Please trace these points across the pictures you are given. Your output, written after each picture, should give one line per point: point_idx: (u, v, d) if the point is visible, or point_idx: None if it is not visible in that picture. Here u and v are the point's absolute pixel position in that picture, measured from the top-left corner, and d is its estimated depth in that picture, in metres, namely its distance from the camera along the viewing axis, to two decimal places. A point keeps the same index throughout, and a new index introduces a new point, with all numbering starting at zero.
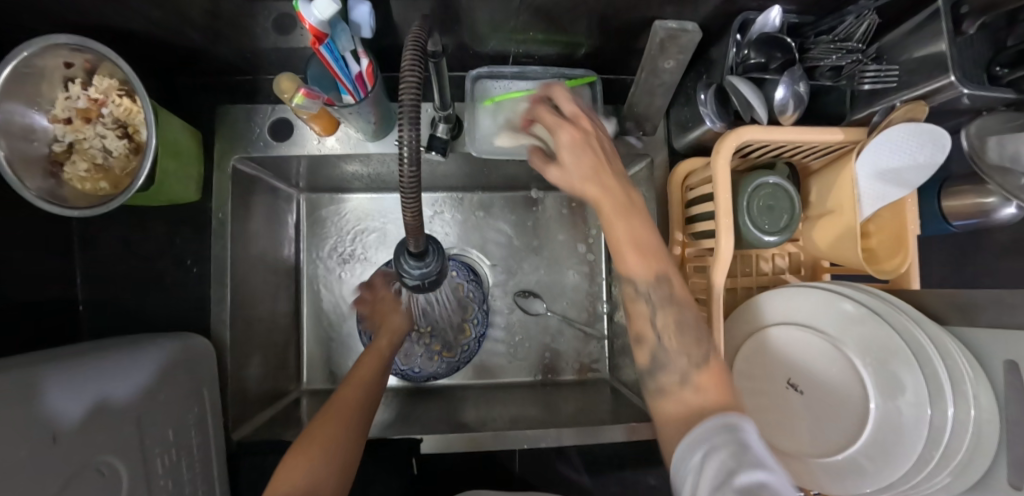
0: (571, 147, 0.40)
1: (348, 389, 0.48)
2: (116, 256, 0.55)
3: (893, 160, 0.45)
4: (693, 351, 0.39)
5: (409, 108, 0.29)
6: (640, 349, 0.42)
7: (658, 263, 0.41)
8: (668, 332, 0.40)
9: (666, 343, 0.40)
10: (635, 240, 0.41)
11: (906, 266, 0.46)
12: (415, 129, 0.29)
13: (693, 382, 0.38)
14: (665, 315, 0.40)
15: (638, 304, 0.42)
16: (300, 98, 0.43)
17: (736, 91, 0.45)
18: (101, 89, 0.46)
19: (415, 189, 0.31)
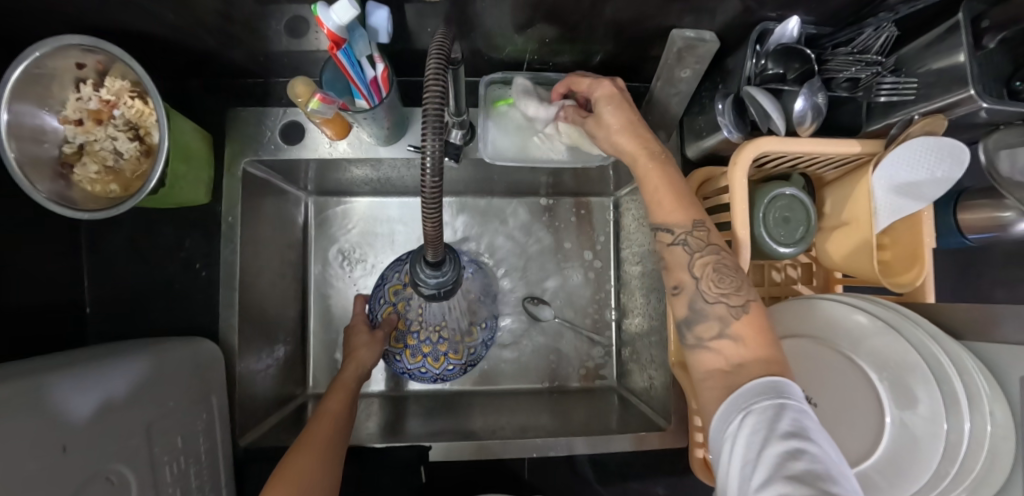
0: (607, 98, 0.46)
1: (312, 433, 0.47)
2: (123, 259, 0.54)
3: (910, 175, 0.45)
4: (732, 296, 0.40)
5: (432, 117, 0.29)
6: (678, 299, 0.43)
7: (691, 210, 0.43)
8: (707, 275, 0.41)
9: (705, 290, 0.41)
10: (671, 190, 0.44)
11: (922, 280, 0.46)
12: (438, 138, 0.29)
13: (732, 331, 0.39)
14: (703, 257, 0.42)
15: (674, 250, 0.43)
16: (316, 102, 0.42)
17: (755, 102, 0.45)
18: (113, 91, 0.46)
19: (436, 198, 0.30)
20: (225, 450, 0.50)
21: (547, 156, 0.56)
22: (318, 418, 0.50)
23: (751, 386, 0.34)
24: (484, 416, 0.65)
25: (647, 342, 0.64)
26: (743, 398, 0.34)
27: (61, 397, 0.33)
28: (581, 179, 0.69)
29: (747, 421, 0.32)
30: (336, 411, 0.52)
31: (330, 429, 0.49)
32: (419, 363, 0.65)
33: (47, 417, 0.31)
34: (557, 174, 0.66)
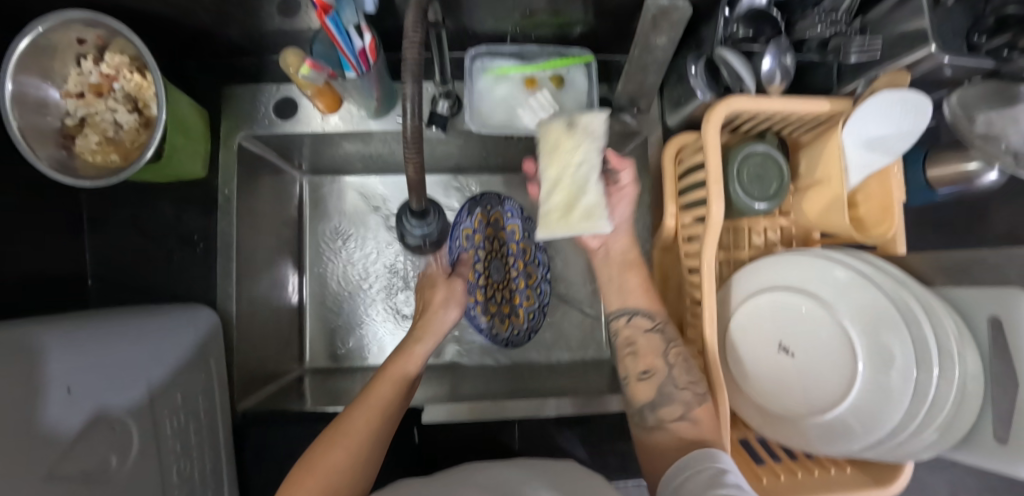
0: (615, 197, 0.54)
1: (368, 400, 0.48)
2: (125, 233, 0.56)
3: (878, 129, 0.46)
4: (697, 384, 0.46)
5: (412, 67, 0.30)
6: (645, 382, 0.48)
7: (655, 300, 0.53)
8: (678, 365, 0.47)
9: (675, 377, 0.46)
10: (643, 289, 0.54)
11: (892, 232, 0.48)
12: (418, 88, 0.31)
13: (694, 414, 0.44)
14: (677, 355, 0.48)
15: (651, 336, 0.50)
16: (306, 68, 0.45)
17: (727, 64, 0.47)
18: (112, 65, 0.48)
19: (418, 140, 0.32)
20: (224, 413, 0.52)
21: (533, 127, 0.58)
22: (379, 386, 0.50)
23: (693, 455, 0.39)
24: (476, 384, 0.66)
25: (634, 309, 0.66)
26: (682, 474, 0.37)
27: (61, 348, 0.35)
28: None
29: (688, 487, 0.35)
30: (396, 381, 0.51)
31: (367, 418, 0.46)
32: (490, 323, 0.72)
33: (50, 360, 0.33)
34: (543, 147, 0.69)
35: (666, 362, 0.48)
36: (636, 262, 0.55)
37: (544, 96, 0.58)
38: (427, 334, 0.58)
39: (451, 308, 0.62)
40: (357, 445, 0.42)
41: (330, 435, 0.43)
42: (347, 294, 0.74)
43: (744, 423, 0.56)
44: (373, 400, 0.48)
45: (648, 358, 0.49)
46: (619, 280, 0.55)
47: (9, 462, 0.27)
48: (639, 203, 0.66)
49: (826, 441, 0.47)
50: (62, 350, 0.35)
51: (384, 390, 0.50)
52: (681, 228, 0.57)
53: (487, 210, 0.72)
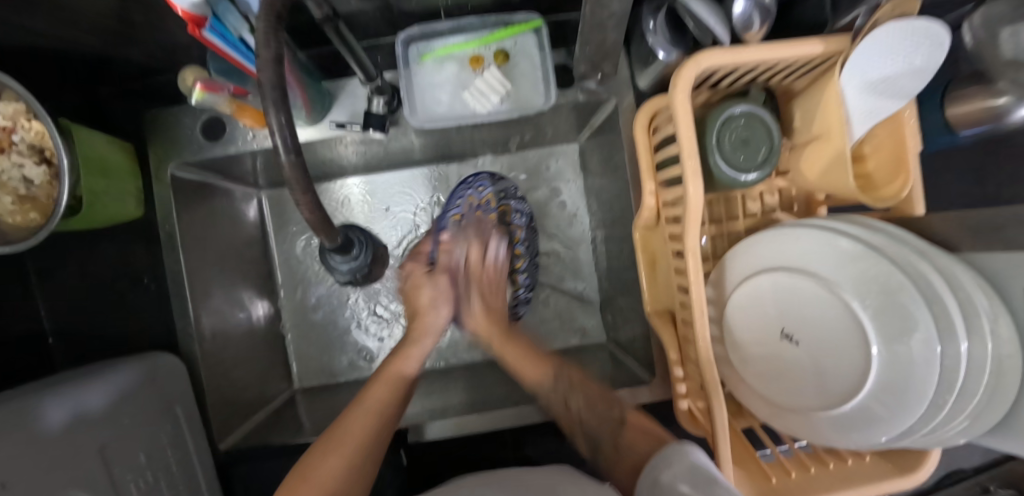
0: (466, 288, 0.59)
1: (358, 413, 0.45)
2: (74, 285, 0.54)
3: (883, 70, 0.38)
4: (614, 418, 0.45)
5: (272, 91, 0.25)
6: (577, 438, 0.48)
7: (546, 365, 0.53)
8: (581, 411, 0.48)
9: (587, 422, 0.47)
10: (523, 359, 0.55)
11: (909, 189, 0.40)
12: (284, 113, 0.26)
13: (628, 429, 0.44)
14: (576, 400, 0.48)
15: (568, 413, 0.49)
16: (201, 93, 0.39)
17: (692, 14, 0.38)
18: (7, 116, 0.43)
19: (300, 174, 0.27)
20: (202, 456, 0.51)
21: (486, 113, 0.51)
22: (373, 393, 0.48)
23: (660, 455, 0.37)
24: (465, 391, 0.63)
25: (629, 294, 0.61)
26: (655, 472, 0.36)
27: None
28: (533, 129, 0.64)
29: (661, 484, 0.33)
30: (391, 390, 0.49)
31: (363, 427, 0.44)
32: None
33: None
34: (505, 128, 0.62)
35: (575, 418, 0.48)
36: (505, 341, 0.57)
37: (491, 74, 0.49)
38: (422, 336, 0.56)
39: (441, 307, 0.59)
40: (351, 454, 0.41)
41: (325, 439, 0.43)
42: (326, 308, 0.72)
43: (750, 411, 0.51)
44: (368, 402, 0.47)
45: (563, 413, 0.49)
46: (509, 354, 0.56)
47: None
48: (616, 178, 0.59)
49: (841, 432, 0.42)
50: None
51: (381, 390, 0.49)
52: (664, 207, 0.49)
53: (477, 192, 0.67)
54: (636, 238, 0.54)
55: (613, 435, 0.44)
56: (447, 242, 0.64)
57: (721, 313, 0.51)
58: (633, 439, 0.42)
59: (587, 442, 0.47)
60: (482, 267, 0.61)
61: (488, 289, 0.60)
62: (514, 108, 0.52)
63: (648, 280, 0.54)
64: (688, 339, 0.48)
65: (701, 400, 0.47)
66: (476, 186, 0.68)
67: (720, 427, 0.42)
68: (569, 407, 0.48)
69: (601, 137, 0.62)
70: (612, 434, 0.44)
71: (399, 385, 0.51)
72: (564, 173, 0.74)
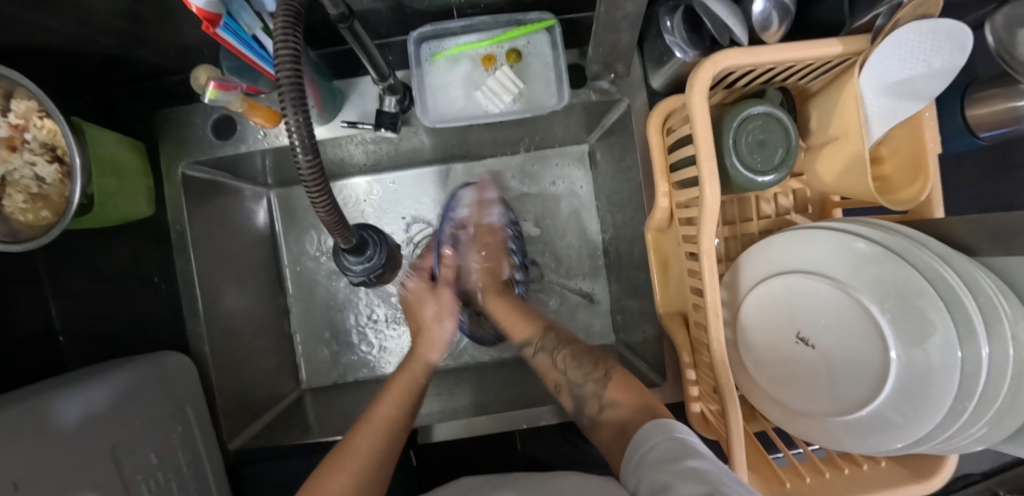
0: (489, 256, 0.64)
1: (367, 425, 0.46)
2: (83, 283, 0.54)
3: (902, 71, 0.38)
4: (593, 373, 0.47)
5: (289, 91, 0.25)
6: (563, 395, 0.50)
7: (535, 321, 0.59)
8: (569, 365, 0.50)
9: (574, 378, 0.48)
10: (511, 312, 0.61)
11: (928, 192, 0.40)
12: (302, 113, 0.25)
13: (610, 397, 0.44)
14: (564, 356, 0.52)
15: (541, 359, 0.54)
16: (213, 91, 0.38)
17: (708, 13, 0.38)
18: (20, 114, 0.43)
19: (318, 179, 0.27)
20: (212, 456, 0.51)
21: (498, 113, 0.51)
22: (384, 403, 0.49)
23: (644, 430, 0.37)
24: (474, 393, 0.63)
25: (639, 296, 0.61)
26: (639, 450, 0.35)
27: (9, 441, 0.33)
28: (543, 129, 0.64)
29: (646, 465, 0.33)
30: (403, 395, 0.51)
31: (374, 439, 0.44)
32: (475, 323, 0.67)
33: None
34: (516, 127, 0.62)
35: (561, 372, 0.51)
36: (495, 296, 0.63)
37: (503, 73, 0.49)
38: (431, 348, 0.58)
39: (446, 320, 0.62)
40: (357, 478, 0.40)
41: (332, 460, 0.42)
42: (334, 307, 0.71)
43: (764, 416, 0.51)
44: (376, 421, 0.46)
45: (552, 372, 0.52)
46: (502, 314, 0.61)
47: None
48: (628, 179, 0.59)
49: (856, 438, 0.41)
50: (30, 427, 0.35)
51: (388, 409, 0.48)
52: (677, 209, 0.49)
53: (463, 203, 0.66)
54: (649, 240, 0.54)
55: (597, 395, 0.45)
56: (449, 256, 0.63)
57: (735, 315, 0.50)
58: (618, 405, 0.42)
59: (572, 401, 0.47)
60: (490, 226, 0.65)
61: (492, 247, 0.65)
62: (526, 108, 0.51)
63: (660, 281, 0.53)
64: (702, 342, 0.47)
65: (714, 404, 0.46)
66: (453, 204, 0.66)
67: (735, 431, 0.41)
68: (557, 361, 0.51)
69: (611, 137, 0.62)
70: (595, 394, 0.45)
71: (419, 377, 0.54)
72: (574, 173, 0.73)
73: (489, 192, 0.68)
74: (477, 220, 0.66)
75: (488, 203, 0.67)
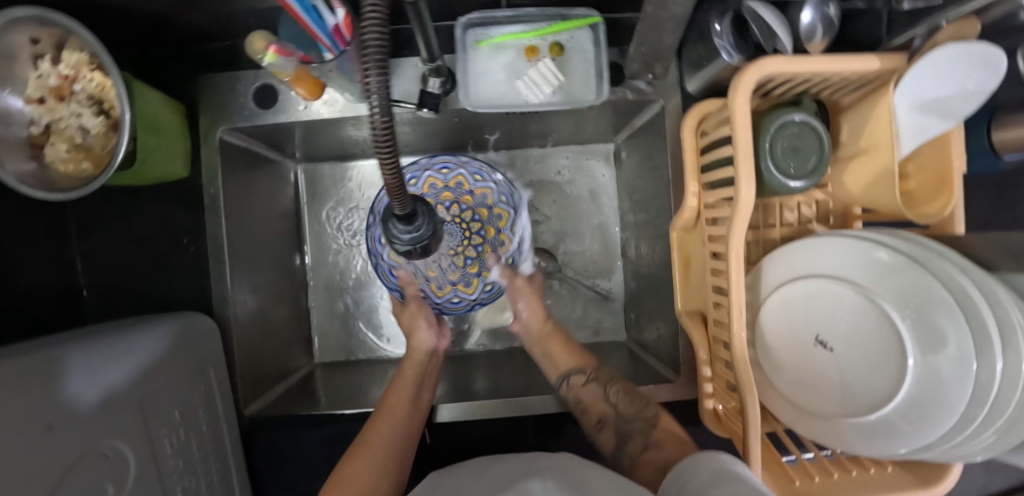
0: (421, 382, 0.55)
1: (382, 417, 0.47)
2: (110, 240, 0.54)
3: (937, 90, 0.40)
4: (642, 410, 0.48)
5: (375, 69, 0.23)
6: (603, 432, 0.48)
7: (581, 357, 0.55)
8: (619, 402, 0.49)
9: (622, 413, 0.48)
10: (563, 343, 0.58)
11: (950, 209, 0.41)
12: (384, 87, 0.24)
13: (654, 439, 0.44)
14: (615, 390, 0.51)
15: (588, 388, 0.52)
16: (272, 55, 0.40)
17: (758, 19, 0.40)
18: (70, 64, 0.44)
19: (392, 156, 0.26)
20: (230, 420, 0.51)
21: (537, 103, 0.52)
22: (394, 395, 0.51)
23: (689, 461, 0.38)
24: (487, 378, 0.64)
25: (657, 293, 0.63)
26: (681, 477, 0.36)
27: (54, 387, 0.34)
28: (573, 124, 0.65)
29: (690, 487, 0.34)
30: (407, 387, 0.52)
31: (387, 433, 0.46)
32: (450, 294, 0.66)
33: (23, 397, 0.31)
34: (548, 121, 0.63)
35: (610, 406, 0.49)
36: (554, 332, 0.60)
37: (546, 66, 0.50)
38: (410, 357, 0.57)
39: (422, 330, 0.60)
40: (371, 465, 0.42)
41: (351, 452, 0.44)
42: (351, 286, 0.72)
43: (775, 417, 0.52)
44: (388, 412, 0.48)
45: (597, 405, 0.50)
46: (554, 345, 0.59)
47: None
48: (655, 179, 0.60)
49: (866, 440, 0.42)
50: (67, 372, 0.36)
51: (400, 400, 0.50)
52: (705, 209, 0.50)
53: (470, 177, 0.66)
54: (673, 238, 0.55)
55: (644, 434, 0.45)
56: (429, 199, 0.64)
57: (754, 317, 0.51)
58: (664, 448, 0.43)
59: (615, 436, 0.47)
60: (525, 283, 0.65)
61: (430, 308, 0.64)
62: (565, 101, 0.52)
63: (680, 280, 0.55)
64: (721, 341, 0.48)
65: (731, 401, 0.47)
66: (439, 167, 0.65)
67: (752, 428, 0.42)
68: (610, 399, 0.49)
69: (640, 137, 0.63)
70: (642, 432, 0.45)
71: (421, 367, 0.56)
72: (597, 171, 0.75)
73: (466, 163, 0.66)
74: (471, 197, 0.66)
75: (477, 180, 0.67)
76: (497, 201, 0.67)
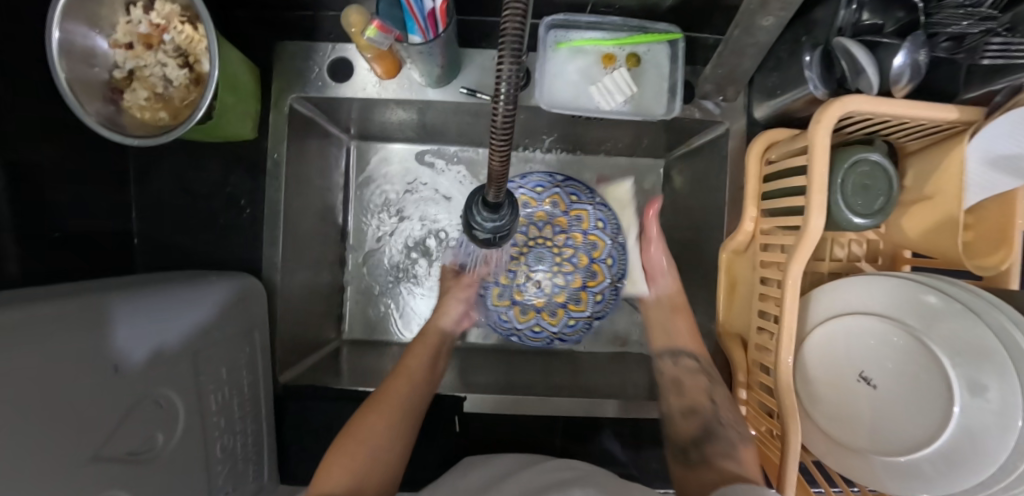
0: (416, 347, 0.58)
1: (380, 400, 0.49)
2: (170, 191, 0.55)
3: (1010, 148, 0.39)
4: (737, 422, 0.51)
5: (508, 68, 0.23)
6: (693, 419, 0.54)
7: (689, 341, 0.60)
8: (720, 404, 0.53)
9: (720, 416, 0.52)
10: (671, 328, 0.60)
11: (1009, 264, 0.42)
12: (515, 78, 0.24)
13: (741, 455, 0.47)
14: (720, 391, 0.54)
15: (671, 371, 0.60)
16: (372, 30, 0.41)
17: (848, 56, 0.41)
18: (163, 15, 0.45)
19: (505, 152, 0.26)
20: (267, 384, 0.52)
21: (608, 111, 0.52)
22: (404, 367, 0.54)
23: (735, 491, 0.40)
24: (515, 375, 0.64)
25: (694, 311, 0.63)
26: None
27: (117, 333, 0.34)
28: (630, 136, 0.66)
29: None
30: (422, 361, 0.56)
31: (384, 415, 0.48)
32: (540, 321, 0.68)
33: (93, 337, 0.32)
34: (606, 129, 0.64)
35: (711, 402, 0.54)
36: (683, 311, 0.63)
37: (622, 75, 0.51)
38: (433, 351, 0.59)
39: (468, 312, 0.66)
40: (361, 450, 0.44)
41: (368, 404, 0.49)
42: (388, 268, 0.72)
43: (805, 448, 0.53)
44: (402, 379, 0.52)
45: (694, 392, 0.56)
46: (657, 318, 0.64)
47: (53, 447, 0.27)
48: (707, 199, 0.61)
49: (898, 480, 0.43)
50: (130, 319, 0.36)
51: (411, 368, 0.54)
52: (761, 234, 0.51)
53: (532, 191, 0.67)
54: (722, 259, 0.55)
55: (733, 442, 0.49)
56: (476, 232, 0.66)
57: (796, 347, 0.52)
58: (743, 462, 0.46)
59: (701, 429, 0.53)
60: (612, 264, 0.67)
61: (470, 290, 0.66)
62: (635, 112, 0.53)
63: (723, 301, 0.55)
64: (761, 366, 0.49)
65: (766, 426, 0.47)
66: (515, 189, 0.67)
67: (790, 459, 0.42)
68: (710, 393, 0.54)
69: (696, 157, 0.64)
70: (730, 439, 0.49)
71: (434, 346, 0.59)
72: (643, 184, 0.75)
73: (528, 178, 0.66)
74: (542, 213, 0.67)
75: (542, 192, 0.67)
76: (569, 207, 0.67)
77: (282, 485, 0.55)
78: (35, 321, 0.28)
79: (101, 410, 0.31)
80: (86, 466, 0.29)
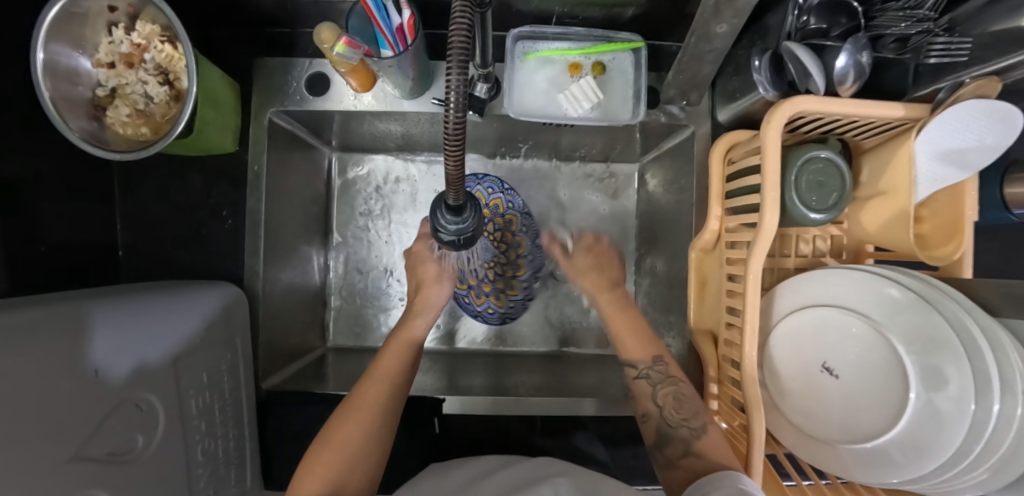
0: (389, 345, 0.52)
1: (353, 408, 0.45)
2: (154, 204, 0.57)
3: (955, 141, 0.42)
4: (691, 420, 0.47)
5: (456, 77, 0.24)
6: (648, 426, 0.51)
7: (644, 345, 0.56)
8: (668, 403, 0.50)
9: (669, 418, 0.48)
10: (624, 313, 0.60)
11: (960, 254, 0.44)
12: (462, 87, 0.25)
13: (698, 447, 0.44)
14: (665, 390, 0.51)
15: (640, 382, 0.54)
16: (341, 47, 0.43)
17: (795, 60, 0.43)
18: (143, 35, 0.47)
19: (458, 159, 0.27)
20: (249, 391, 0.53)
21: (575, 118, 0.54)
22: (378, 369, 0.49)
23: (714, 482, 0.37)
24: (497, 377, 0.65)
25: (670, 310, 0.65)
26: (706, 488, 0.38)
27: (96, 339, 0.35)
28: (603, 141, 0.68)
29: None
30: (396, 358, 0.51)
31: (358, 423, 0.44)
32: (486, 305, 0.70)
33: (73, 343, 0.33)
34: (579, 135, 0.66)
35: (658, 406, 0.51)
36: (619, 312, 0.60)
37: (588, 83, 0.53)
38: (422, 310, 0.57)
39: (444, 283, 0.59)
40: (338, 460, 0.41)
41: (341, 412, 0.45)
42: (372, 276, 0.73)
43: (777, 440, 0.54)
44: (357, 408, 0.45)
45: (645, 401, 0.52)
46: (617, 322, 0.59)
47: (33, 446, 0.28)
48: (678, 200, 0.63)
49: (863, 468, 0.44)
50: (109, 326, 0.37)
51: (370, 395, 0.46)
52: (726, 232, 0.53)
53: (486, 191, 0.69)
54: (692, 258, 0.57)
55: (687, 441, 0.45)
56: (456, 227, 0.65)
57: (763, 341, 0.53)
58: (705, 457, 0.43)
59: (655, 435, 0.49)
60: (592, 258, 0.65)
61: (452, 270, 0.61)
62: (602, 118, 0.55)
63: (694, 298, 0.57)
64: (730, 360, 0.50)
65: (736, 419, 0.48)
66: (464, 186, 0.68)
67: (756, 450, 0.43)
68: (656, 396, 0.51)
69: (667, 159, 0.66)
70: (684, 439, 0.46)
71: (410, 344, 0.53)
72: (620, 188, 0.77)
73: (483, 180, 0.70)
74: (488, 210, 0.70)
75: (491, 193, 0.70)
76: (506, 208, 0.70)
77: (265, 492, 0.56)
78: (14, 329, 0.29)
79: (80, 412, 0.32)
80: (64, 466, 0.30)
